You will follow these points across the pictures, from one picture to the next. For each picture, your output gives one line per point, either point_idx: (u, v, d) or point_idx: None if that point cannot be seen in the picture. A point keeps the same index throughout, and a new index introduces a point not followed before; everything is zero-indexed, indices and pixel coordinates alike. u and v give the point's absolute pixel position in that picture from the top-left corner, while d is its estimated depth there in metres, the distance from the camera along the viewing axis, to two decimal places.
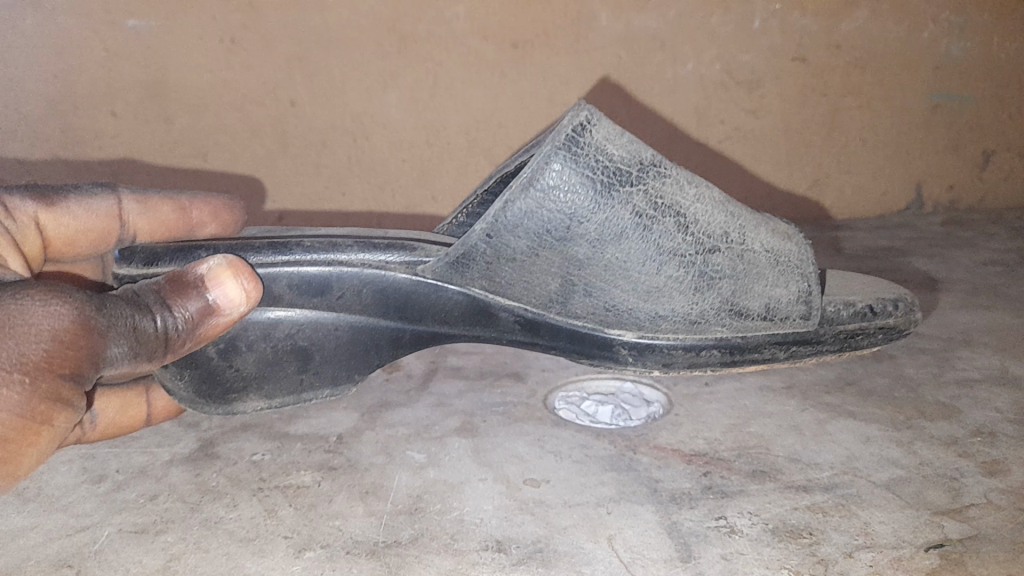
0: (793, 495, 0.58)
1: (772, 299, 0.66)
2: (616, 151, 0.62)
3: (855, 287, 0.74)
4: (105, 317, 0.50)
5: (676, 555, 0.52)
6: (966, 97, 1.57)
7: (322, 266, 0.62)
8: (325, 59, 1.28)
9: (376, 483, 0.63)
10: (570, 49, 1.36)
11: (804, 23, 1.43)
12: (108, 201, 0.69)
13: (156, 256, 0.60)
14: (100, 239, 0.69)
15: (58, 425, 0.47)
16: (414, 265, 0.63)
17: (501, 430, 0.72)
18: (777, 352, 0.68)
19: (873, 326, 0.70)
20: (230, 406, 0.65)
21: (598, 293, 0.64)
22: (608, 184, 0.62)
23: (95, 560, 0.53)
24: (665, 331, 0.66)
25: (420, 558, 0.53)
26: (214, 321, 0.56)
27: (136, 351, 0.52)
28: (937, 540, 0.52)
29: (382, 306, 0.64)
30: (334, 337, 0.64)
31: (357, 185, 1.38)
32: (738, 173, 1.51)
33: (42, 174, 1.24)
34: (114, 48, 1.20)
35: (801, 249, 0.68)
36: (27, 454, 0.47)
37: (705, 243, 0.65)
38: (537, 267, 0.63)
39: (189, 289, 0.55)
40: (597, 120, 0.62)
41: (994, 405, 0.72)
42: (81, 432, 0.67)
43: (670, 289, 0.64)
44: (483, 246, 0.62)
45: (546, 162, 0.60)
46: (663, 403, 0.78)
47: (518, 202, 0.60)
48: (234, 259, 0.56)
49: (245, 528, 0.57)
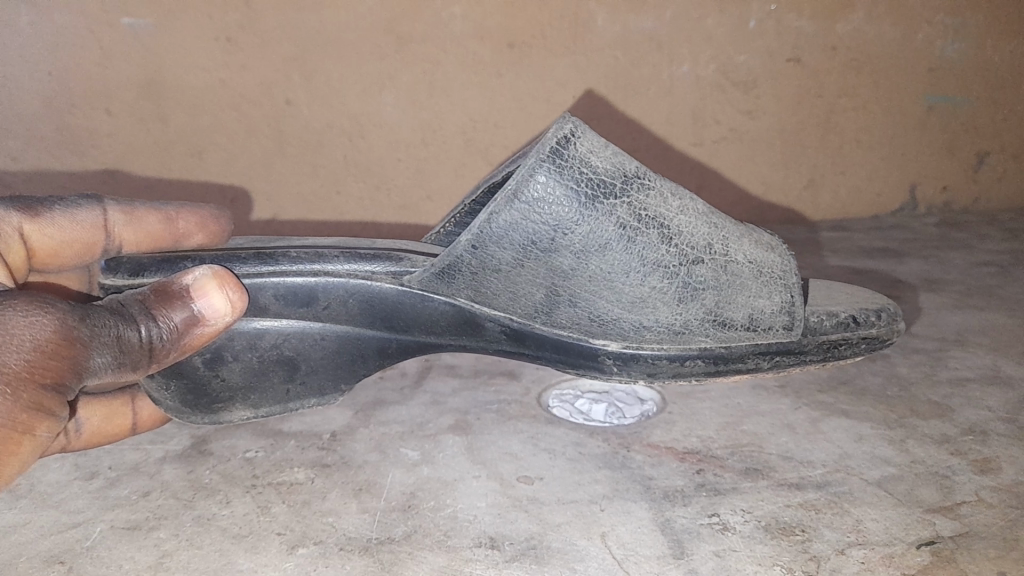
0: (785, 493, 0.58)
1: (755, 309, 0.66)
2: (599, 163, 0.62)
3: (840, 299, 0.74)
4: (88, 327, 0.50)
5: (669, 552, 0.52)
6: (960, 99, 1.57)
7: (307, 276, 0.62)
8: (321, 58, 1.28)
9: (370, 480, 0.63)
10: (567, 50, 1.36)
11: (800, 24, 1.43)
12: (94, 213, 0.68)
13: (142, 267, 0.60)
14: (85, 249, 0.68)
15: (40, 435, 0.46)
16: (400, 275, 0.64)
17: (495, 428, 0.72)
18: (761, 362, 0.68)
19: (857, 335, 0.68)
20: (217, 415, 0.66)
21: (582, 304, 0.64)
22: (593, 195, 0.61)
23: (87, 556, 0.53)
24: (649, 341, 0.65)
25: (413, 555, 0.53)
26: (198, 331, 0.57)
27: (120, 361, 0.52)
28: (929, 537, 0.52)
29: (368, 316, 0.64)
30: (320, 346, 0.64)
31: (353, 184, 1.38)
32: (733, 173, 1.52)
33: (37, 172, 1.24)
34: (109, 46, 1.20)
35: (783, 261, 0.69)
36: (6, 466, 0.45)
37: (689, 255, 0.64)
38: (522, 278, 0.63)
39: (175, 299, 0.55)
40: (581, 133, 0.62)
41: (986, 403, 0.73)
42: (66, 439, 0.66)
43: (655, 300, 0.64)
44: (468, 256, 0.62)
45: (530, 174, 0.60)
46: (657, 400, 0.78)
47: (502, 213, 0.60)
48: (219, 269, 0.57)
49: (238, 525, 0.56)
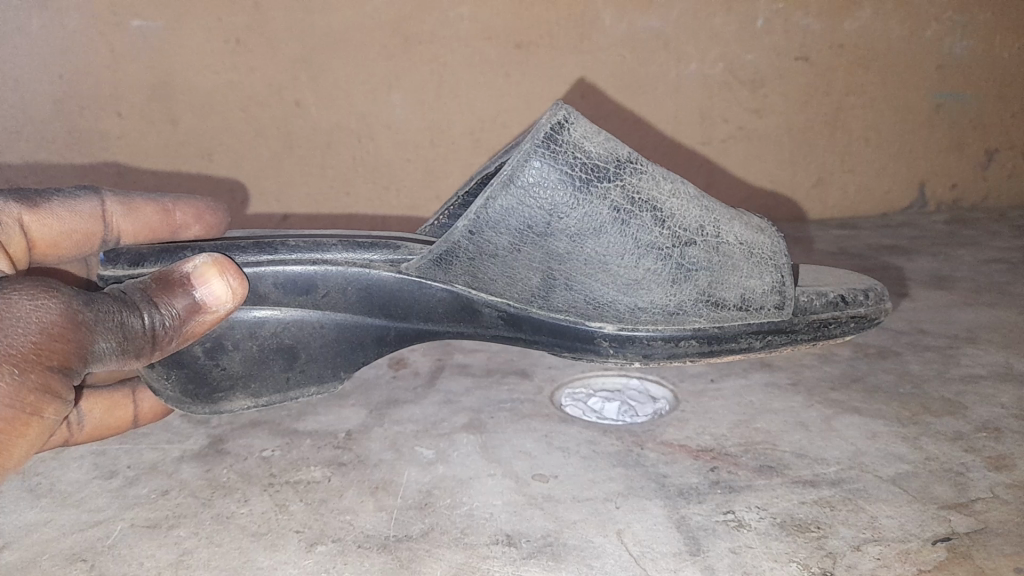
0: (800, 490, 0.59)
1: (746, 289, 0.66)
2: (593, 148, 0.63)
3: (828, 281, 0.74)
4: (92, 312, 0.51)
5: (685, 548, 0.52)
6: (968, 96, 1.57)
7: (306, 265, 0.62)
8: (330, 60, 1.29)
9: (386, 478, 0.63)
10: (574, 49, 1.36)
11: (807, 23, 1.43)
12: (91, 202, 0.69)
13: (142, 257, 0.60)
14: (84, 240, 0.69)
15: (47, 418, 0.46)
16: (398, 263, 0.64)
17: (509, 426, 0.72)
18: (754, 342, 0.68)
19: (846, 314, 0.69)
20: (216, 405, 0.66)
21: (579, 287, 0.64)
22: (587, 180, 0.62)
23: (109, 554, 0.54)
24: (645, 323, 0.65)
25: (430, 552, 0.53)
26: (200, 318, 0.57)
27: (123, 347, 0.52)
28: (945, 533, 0.52)
29: (366, 304, 0.64)
30: (319, 334, 0.64)
31: (362, 185, 1.38)
32: (741, 171, 1.52)
33: (47, 175, 1.24)
34: (120, 48, 1.21)
35: (773, 242, 0.69)
36: (14, 448, 0.45)
37: (682, 237, 0.65)
38: (519, 263, 0.63)
39: (176, 287, 0.56)
40: (575, 120, 0.63)
41: (999, 400, 0.73)
42: (68, 431, 0.68)
43: (649, 282, 0.64)
44: (465, 242, 0.62)
45: (526, 159, 0.61)
46: (669, 399, 0.79)
47: (499, 198, 0.61)
48: (219, 256, 0.57)
49: (256, 523, 0.57)
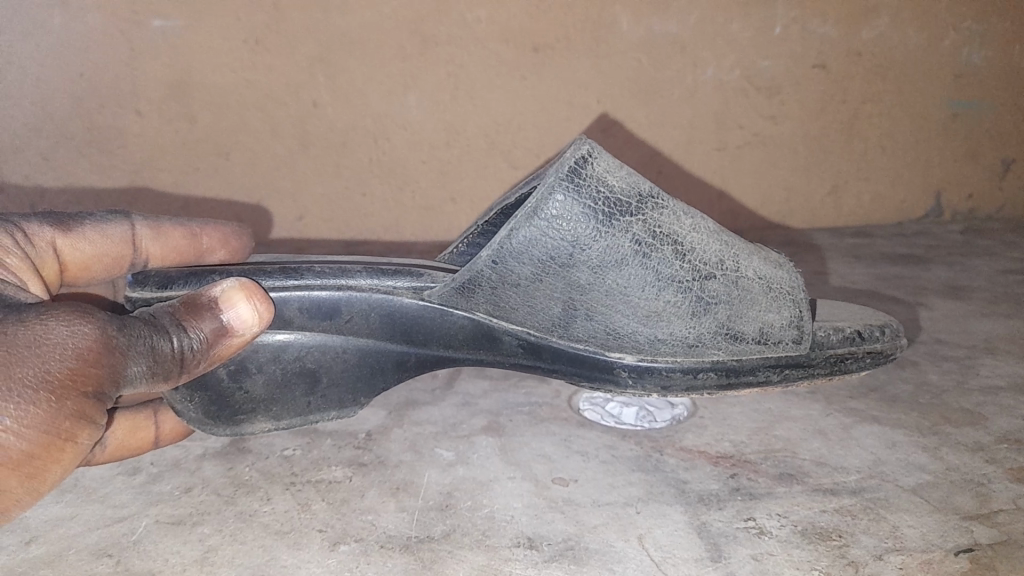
0: (820, 498, 0.59)
1: (765, 323, 0.67)
2: (616, 182, 0.63)
3: (845, 315, 0.75)
4: (125, 336, 0.49)
5: (707, 555, 0.53)
6: (985, 106, 1.57)
7: (331, 290, 0.62)
8: (348, 61, 1.29)
9: (408, 479, 0.64)
10: (591, 52, 1.36)
11: (825, 31, 1.43)
12: (121, 226, 0.69)
13: (170, 280, 0.60)
14: (115, 263, 0.69)
15: (81, 443, 0.46)
16: (421, 290, 0.64)
17: (527, 430, 0.73)
18: (771, 375, 0.68)
19: (862, 350, 0.70)
20: (238, 427, 0.64)
21: (599, 318, 0.64)
22: (609, 213, 0.62)
23: (134, 550, 0.54)
24: (664, 354, 0.66)
25: (453, 552, 0.53)
26: (227, 342, 0.56)
27: (153, 370, 0.51)
28: (967, 544, 0.52)
29: (389, 330, 0.64)
30: (342, 360, 0.64)
31: (378, 186, 1.39)
32: (754, 178, 1.52)
33: (65, 172, 1.25)
34: (140, 46, 1.22)
35: (791, 277, 0.69)
36: (48, 474, 0.45)
37: (702, 270, 0.65)
38: (541, 292, 0.63)
39: (204, 310, 0.55)
40: (597, 154, 0.63)
41: (1019, 411, 0.73)
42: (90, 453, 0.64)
43: (669, 314, 0.65)
44: (488, 271, 0.62)
45: (549, 192, 0.61)
46: (687, 405, 0.78)
47: (522, 230, 0.61)
48: (247, 281, 0.57)
49: (279, 521, 0.57)
